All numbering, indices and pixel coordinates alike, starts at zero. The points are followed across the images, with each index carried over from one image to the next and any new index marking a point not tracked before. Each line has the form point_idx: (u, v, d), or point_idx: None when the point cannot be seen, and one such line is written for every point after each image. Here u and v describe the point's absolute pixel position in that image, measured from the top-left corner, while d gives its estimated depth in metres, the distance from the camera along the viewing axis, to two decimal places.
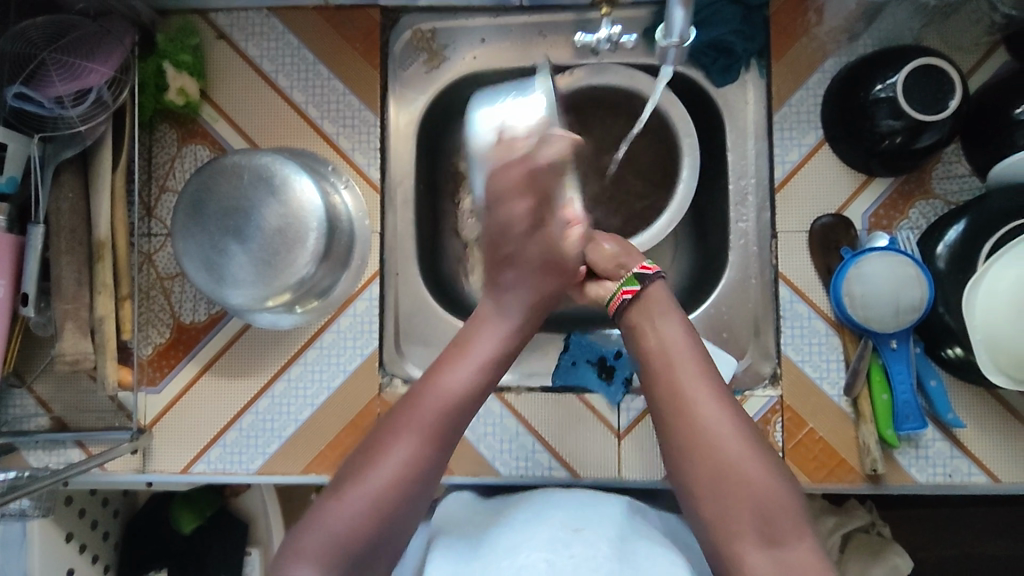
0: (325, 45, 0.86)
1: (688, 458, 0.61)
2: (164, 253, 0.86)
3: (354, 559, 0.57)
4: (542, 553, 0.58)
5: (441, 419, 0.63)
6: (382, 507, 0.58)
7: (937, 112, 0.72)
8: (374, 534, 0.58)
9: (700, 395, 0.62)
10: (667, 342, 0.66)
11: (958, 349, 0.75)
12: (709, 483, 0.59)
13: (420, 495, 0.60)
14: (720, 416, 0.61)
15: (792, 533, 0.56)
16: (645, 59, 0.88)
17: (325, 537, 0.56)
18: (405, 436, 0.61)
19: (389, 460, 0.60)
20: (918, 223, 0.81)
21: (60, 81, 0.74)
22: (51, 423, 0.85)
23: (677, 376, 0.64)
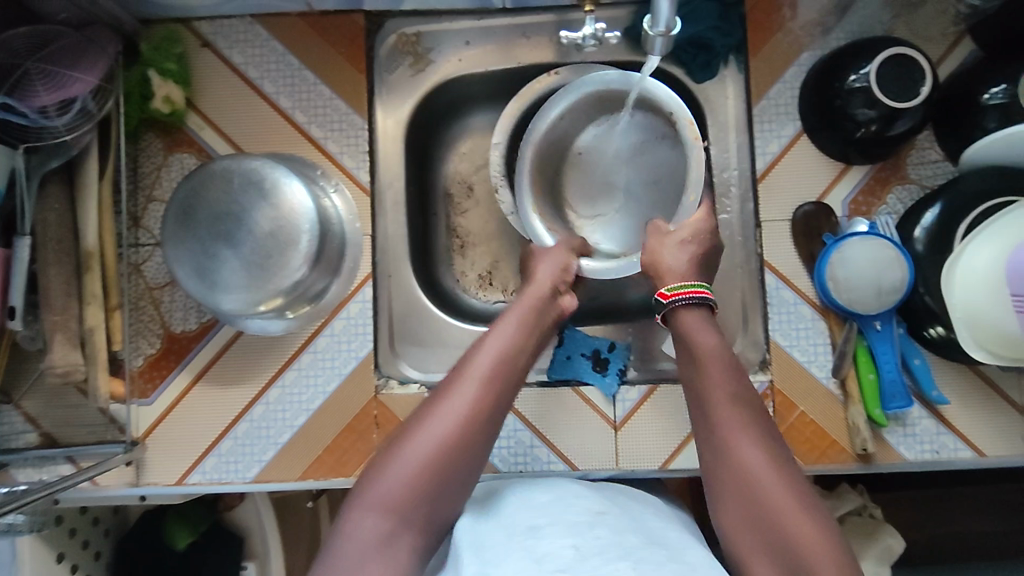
0: (311, 51, 0.87)
1: (723, 485, 0.61)
2: (153, 263, 0.85)
3: (406, 511, 0.60)
4: (569, 539, 0.59)
5: (491, 381, 0.66)
6: (434, 466, 0.61)
7: (909, 99, 0.75)
8: (425, 486, 0.60)
9: (735, 419, 0.63)
10: (704, 366, 0.67)
11: (940, 328, 0.77)
12: (746, 513, 0.59)
13: (472, 455, 0.63)
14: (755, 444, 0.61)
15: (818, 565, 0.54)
16: (625, 57, 0.90)
17: (380, 496, 0.60)
18: (457, 393, 0.64)
19: (441, 415, 0.63)
20: (896, 208, 0.83)
21: (44, 90, 0.73)
22: (40, 439, 0.83)
23: (711, 401, 0.65)
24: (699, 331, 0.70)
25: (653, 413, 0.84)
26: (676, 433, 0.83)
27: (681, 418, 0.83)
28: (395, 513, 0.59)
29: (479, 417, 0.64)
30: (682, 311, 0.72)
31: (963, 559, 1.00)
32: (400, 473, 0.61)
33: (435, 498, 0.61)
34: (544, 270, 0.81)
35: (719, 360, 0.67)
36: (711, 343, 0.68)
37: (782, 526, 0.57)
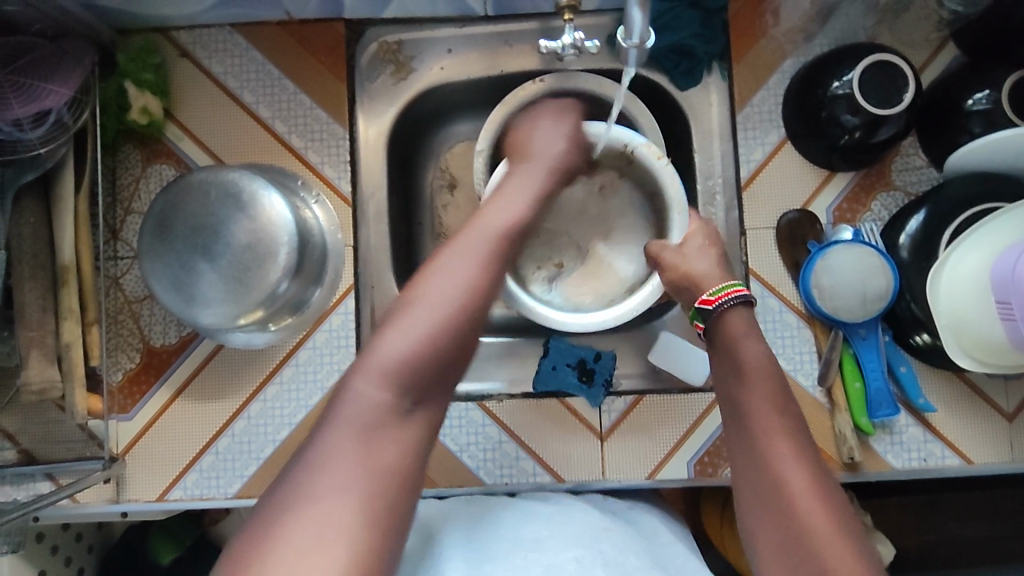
0: (291, 60, 0.86)
1: (766, 532, 0.57)
2: (132, 276, 0.84)
3: (418, 377, 0.56)
4: (573, 551, 0.62)
5: (496, 246, 0.63)
6: (444, 334, 0.57)
7: (892, 106, 0.75)
8: (434, 351, 0.56)
9: (787, 454, 0.59)
10: (754, 393, 0.63)
11: (926, 336, 0.77)
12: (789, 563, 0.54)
13: (479, 322, 0.59)
14: (808, 485, 0.57)
15: None
16: (608, 65, 0.90)
17: (388, 363, 0.55)
18: (462, 257, 0.60)
19: (447, 276, 0.59)
20: (880, 215, 0.83)
21: (17, 103, 0.72)
22: (19, 456, 0.81)
23: (755, 428, 0.62)
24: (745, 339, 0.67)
25: (641, 424, 0.83)
26: (665, 444, 0.82)
27: (668, 429, 0.83)
28: (407, 382, 0.55)
29: (484, 283, 0.60)
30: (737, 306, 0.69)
31: (953, 565, 0.99)
32: (410, 337, 0.56)
33: (445, 369, 0.57)
34: (543, 151, 0.79)
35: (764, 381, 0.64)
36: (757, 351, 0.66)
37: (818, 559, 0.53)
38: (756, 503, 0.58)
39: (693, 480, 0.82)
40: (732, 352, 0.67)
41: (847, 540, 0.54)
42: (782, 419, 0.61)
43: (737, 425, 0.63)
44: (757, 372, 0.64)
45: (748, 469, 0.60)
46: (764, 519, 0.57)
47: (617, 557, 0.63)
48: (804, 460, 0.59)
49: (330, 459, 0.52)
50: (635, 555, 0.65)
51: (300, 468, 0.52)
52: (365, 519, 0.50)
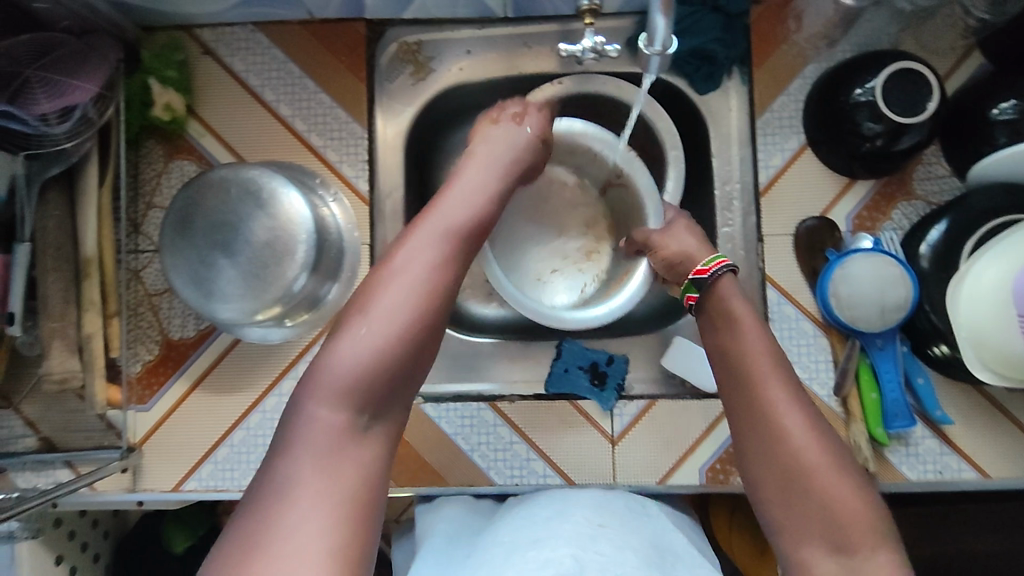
0: (311, 58, 0.87)
1: (764, 476, 0.60)
2: (152, 269, 0.86)
3: (374, 392, 0.55)
4: (569, 549, 0.60)
5: (450, 247, 0.61)
6: (395, 345, 0.56)
7: (916, 114, 0.74)
8: (390, 363, 0.55)
9: (818, 449, 0.58)
10: (774, 387, 0.62)
11: (945, 347, 0.76)
12: (793, 503, 0.58)
13: (434, 327, 0.58)
14: (846, 482, 0.57)
15: (852, 528, 0.55)
16: (628, 68, 0.90)
17: (338, 381, 0.54)
18: (412, 262, 0.59)
19: (396, 285, 0.57)
20: (901, 224, 0.82)
21: (44, 98, 0.73)
22: (40, 443, 0.83)
23: (750, 377, 0.63)
24: (739, 314, 0.67)
25: (653, 427, 0.83)
26: (677, 449, 0.82)
27: (681, 434, 0.82)
28: (361, 399, 0.54)
29: (437, 289, 0.58)
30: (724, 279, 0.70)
31: None
32: (363, 351, 0.55)
33: (400, 380, 0.56)
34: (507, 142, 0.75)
35: (778, 373, 0.63)
36: (746, 307, 0.67)
37: (825, 501, 0.56)
38: (782, 498, 0.58)
39: (704, 487, 0.82)
40: (733, 343, 0.65)
41: (867, 512, 0.56)
42: (790, 381, 0.62)
43: (748, 416, 0.62)
44: (754, 334, 0.65)
45: (769, 465, 0.59)
46: (794, 513, 0.58)
47: (616, 556, 0.61)
48: (803, 405, 0.61)
49: (297, 483, 0.51)
50: (634, 553, 0.62)
51: (263, 494, 0.51)
52: (331, 545, 0.49)
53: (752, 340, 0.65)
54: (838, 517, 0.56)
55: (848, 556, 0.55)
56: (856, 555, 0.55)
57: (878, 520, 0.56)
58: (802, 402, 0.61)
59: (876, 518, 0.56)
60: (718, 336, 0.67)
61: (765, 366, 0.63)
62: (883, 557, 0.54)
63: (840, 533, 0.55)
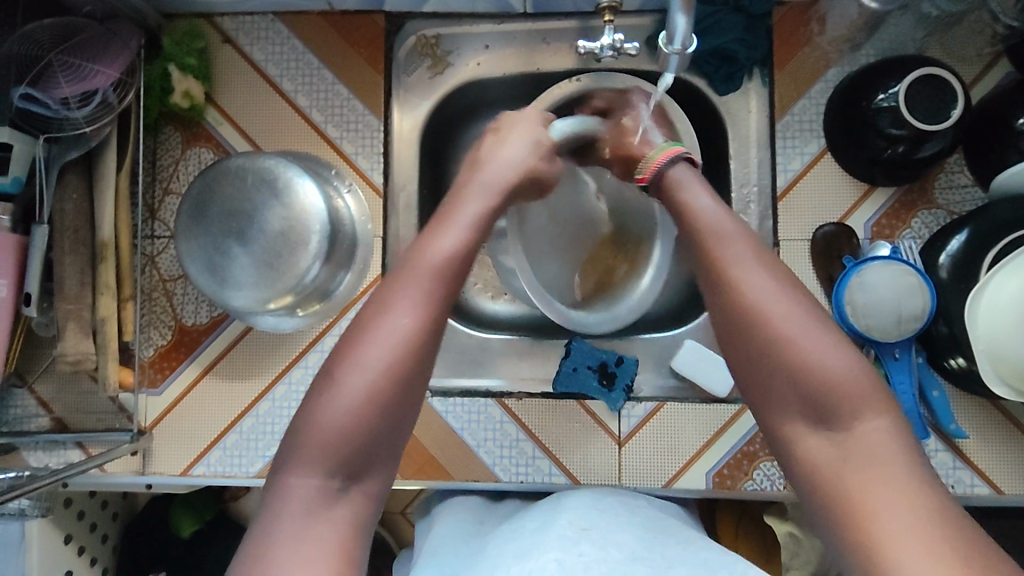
0: (329, 49, 0.87)
1: (745, 353, 0.57)
2: (167, 255, 0.86)
3: (355, 450, 0.53)
4: (553, 553, 0.59)
5: (436, 287, 0.58)
6: (373, 401, 0.53)
7: (940, 121, 0.72)
8: (373, 417, 0.53)
9: (792, 317, 0.55)
10: (743, 263, 0.59)
11: (961, 360, 0.74)
12: (777, 378, 0.55)
13: (415, 385, 0.55)
14: (826, 345, 0.54)
15: (841, 396, 0.52)
16: (647, 67, 0.89)
17: (319, 439, 0.53)
18: (397, 308, 0.56)
19: (377, 339, 0.55)
20: (920, 233, 0.81)
21: (66, 82, 0.74)
22: (53, 423, 0.84)
23: (718, 255, 0.60)
24: (696, 201, 0.66)
25: (660, 430, 0.82)
26: (683, 454, 0.82)
27: (688, 438, 0.82)
28: (335, 464, 0.53)
29: (423, 339, 0.55)
30: (664, 173, 0.70)
31: None
32: (343, 406, 0.53)
33: (384, 433, 0.54)
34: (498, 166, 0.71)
35: (745, 249, 0.60)
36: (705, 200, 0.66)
37: (808, 376, 0.53)
38: (764, 376, 0.55)
39: (711, 491, 0.81)
40: (700, 227, 0.63)
41: (853, 376, 0.53)
42: (764, 259, 0.59)
43: (719, 294, 0.59)
44: (715, 219, 0.63)
45: (746, 345, 0.57)
46: (777, 388, 0.55)
47: (599, 555, 0.59)
48: (777, 277, 0.58)
49: (272, 543, 0.49)
50: (616, 549, 0.61)
51: (245, 552, 0.50)
52: None
53: (717, 224, 0.63)
54: (823, 383, 0.53)
55: (840, 424, 0.52)
56: (848, 423, 0.52)
57: (867, 382, 0.53)
58: (771, 274, 0.58)
59: (864, 380, 0.53)
60: (688, 223, 0.65)
61: (732, 246, 0.60)
62: (877, 422, 0.51)
63: (827, 405, 0.52)
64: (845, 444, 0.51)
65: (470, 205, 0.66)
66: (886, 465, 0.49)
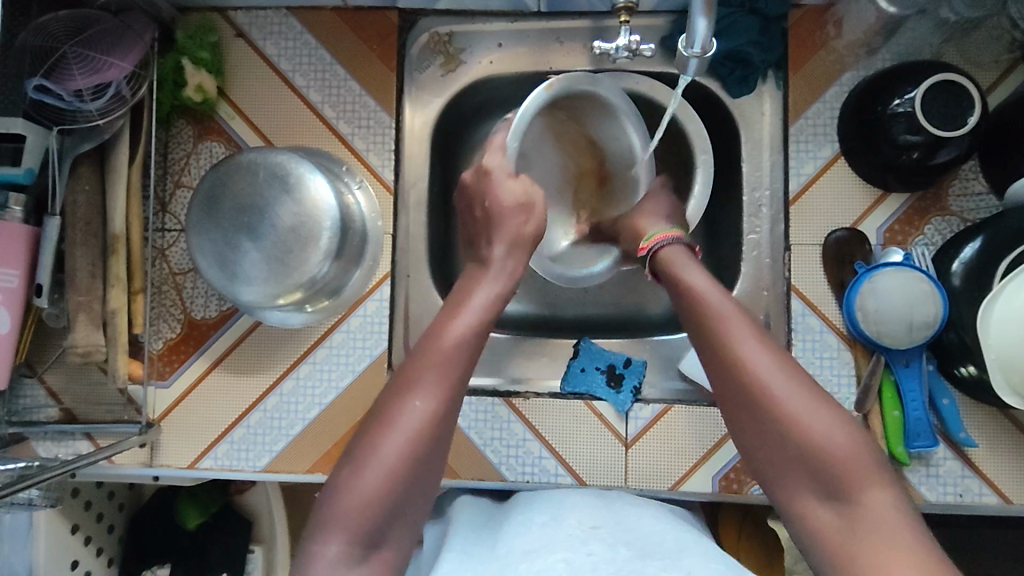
0: (342, 45, 0.87)
1: (751, 432, 0.57)
2: (177, 249, 0.86)
3: (377, 524, 0.55)
4: (562, 553, 0.60)
5: (456, 378, 0.60)
6: (397, 480, 0.56)
7: (956, 127, 0.72)
8: (397, 495, 0.56)
9: (797, 395, 0.56)
10: (747, 341, 0.59)
11: (972, 368, 0.74)
12: (786, 458, 0.55)
13: (433, 461, 0.58)
14: (834, 424, 0.54)
15: (850, 473, 0.53)
16: (661, 67, 0.89)
17: (344, 517, 0.55)
18: (421, 395, 0.58)
19: (402, 424, 0.57)
20: (933, 240, 0.80)
21: (80, 74, 0.74)
22: (62, 414, 0.85)
23: (722, 330, 0.60)
24: (697, 277, 0.66)
25: (667, 433, 0.82)
26: (690, 456, 0.81)
27: (696, 440, 0.82)
28: (356, 532, 0.55)
29: (442, 425, 0.58)
30: (660, 252, 0.73)
31: None
32: (367, 484, 0.55)
33: (402, 506, 0.56)
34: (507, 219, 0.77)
35: (749, 325, 0.60)
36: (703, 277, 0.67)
37: (816, 455, 0.54)
38: (770, 448, 0.56)
39: (717, 494, 0.81)
40: (704, 302, 0.63)
41: (861, 454, 0.54)
42: (768, 338, 0.59)
43: (723, 367, 0.59)
44: (717, 296, 0.63)
45: (753, 418, 0.57)
46: (784, 461, 0.55)
47: (607, 555, 0.60)
48: (783, 356, 0.58)
49: None
50: (627, 548, 0.61)
51: None
52: None
53: (720, 299, 0.63)
54: (827, 457, 0.53)
55: (845, 497, 0.53)
56: (852, 496, 0.52)
57: (870, 458, 0.54)
58: (774, 348, 0.59)
59: (868, 454, 0.54)
60: (691, 293, 0.65)
61: (735, 319, 0.61)
62: (880, 494, 0.52)
63: (836, 482, 0.53)
64: (854, 518, 0.52)
65: (482, 291, 0.69)
66: (892, 536, 0.50)
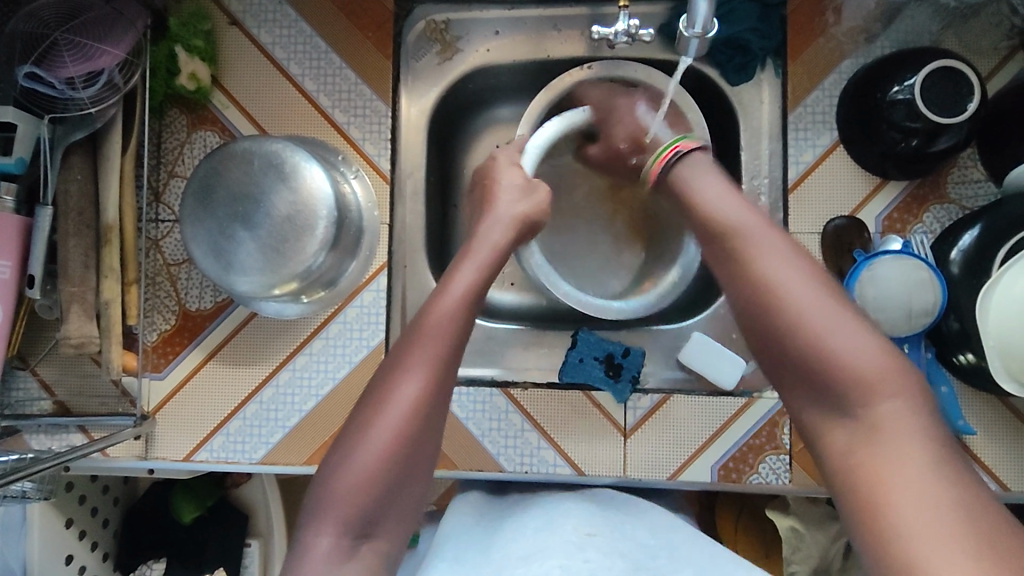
0: (337, 32, 0.86)
1: (763, 341, 0.58)
2: (172, 239, 0.85)
3: (371, 506, 0.55)
4: (558, 559, 0.60)
5: (444, 355, 0.60)
6: (389, 461, 0.56)
7: (955, 114, 0.71)
8: (390, 478, 0.56)
9: (808, 303, 0.55)
10: (763, 250, 0.60)
11: (970, 356, 0.74)
12: (797, 365, 0.55)
13: (427, 437, 0.59)
14: (847, 331, 0.54)
15: (859, 379, 0.52)
16: (660, 55, 0.88)
17: (338, 501, 0.55)
18: (411, 373, 0.59)
19: (394, 405, 0.57)
20: (932, 228, 0.80)
21: (71, 61, 0.73)
22: (55, 407, 0.84)
23: (737, 243, 0.61)
24: (713, 193, 0.67)
25: (666, 423, 0.82)
26: (689, 446, 0.81)
27: (695, 430, 0.81)
28: (354, 516, 0.55)
29: (432, 404, 0.59)
30: (676, 169, 0.73)
31: None
32: (358, 468, 0.56)
33: (397, 486, 0.57)
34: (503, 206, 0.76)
35: (764, 234, 0.61)
36: (720, 192, 0.67)
37: (825, 361, 0.53)
38: (783, 359, 0.56)
39: (715, 484, 0.81)
40: (721, 214, 0.64)
41: (873, 360, 0.52)
42: (782, 245, 0.60)
43: (738, 277, 0.60)
44: (731, 209, 0.64)
45: (764, 327, 0.57)
46: (796, 372, 0.55)
47: (604, 562, 0.61)
48: (798, 263, 0.59)
49: None
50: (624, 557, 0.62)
51: None
52: None
53: (741, 218, 0.63)
54: (839, 366, 0.52)
55: (857, 408, 0.52)
56: (864, 408, 0.51)
57: (884, 364, 0.52)
58: (796, 258, 0.59)
59: (888, 362, 0.52)
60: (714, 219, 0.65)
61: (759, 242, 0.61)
62: (893, 405, 0.51)
63: (845, 390, 0.52)
64: (864, 431, 0.51)
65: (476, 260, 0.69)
66: (902, 456, 0.48)
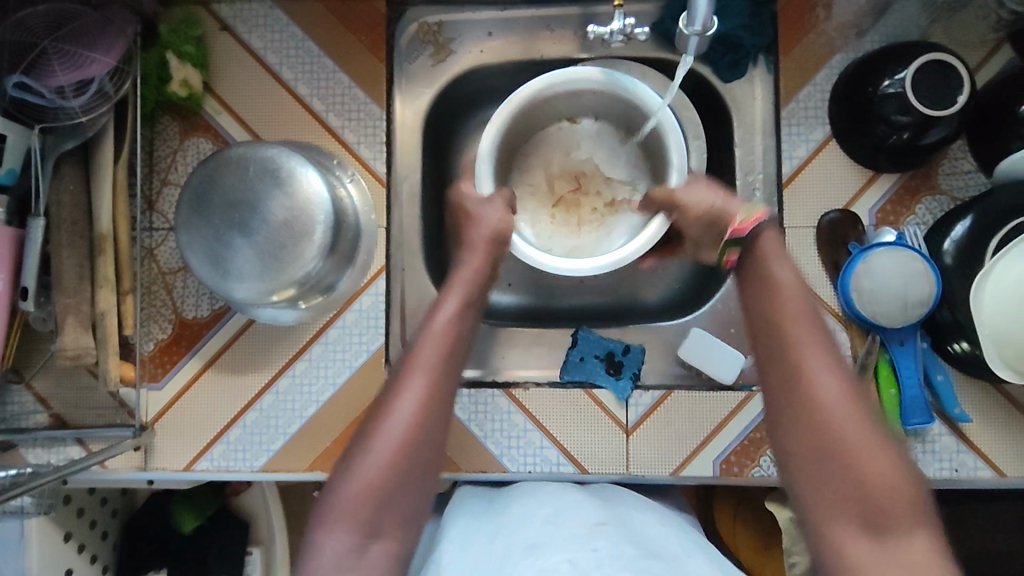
0: (330, 36, 0.86)
1: (802, 446, 0.60)
2: (166, 248, 0.85)
3: (374, 512, 0.56)
4: (565, 554, 0.60)
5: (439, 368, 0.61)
6: (389, 472, 0.57)
7: (946, 107, 0.72)
8: (390, 485, 0.57)
9: (855, 423, 0.59)
10: (817, 361, 0.62)
11: (965, 344, 0.75)
12: (834, 478, 0.58)
13: (429, 444, 0.59)
14: (886, 459, 0.58)
15: (891, 506, 0.56)
16: (653, 54, 0.89)
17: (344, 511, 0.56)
18: (409, 386, 0.60)
19: (392, 417, 0.59)
20: (924, 219, 0.81)
21: (61, 70, 0.72)
22: (51, 420, 0.83)
23: (792, 339, 0.64)
24: (771, 280, 0.68)
25: (667, 419, 0.82)
26: (691, 441, 0.82)
27: (697, 425, 0.82)
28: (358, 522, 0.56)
29: (433, 416, 0.59)
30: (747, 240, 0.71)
31: None
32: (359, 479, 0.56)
33: (399, 492, 0.57)
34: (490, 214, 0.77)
35: (819, 339, 0.64)
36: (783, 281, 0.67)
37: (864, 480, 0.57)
38: (818, 468, 0.59)
39: (717, 478, 0.81)
40: (775, 309, 0.66)
41: (903, 490, 0.57)
42: (832, 355, 0.63)
43: (789, 381, 0.62)
44: (789, 301, 0.66)
45: (807, 434, 0.60)
46: (828, 485, 0.58)
47: (612, 552, 0.62)
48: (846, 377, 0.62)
49: None
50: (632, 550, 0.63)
51: None
52: None
53: (793, 312, 0.65)
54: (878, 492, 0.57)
55: (885, 533, 0.56)
56: (892, 534, 0.56)
57: (912, 496, 0.57)
58: (842, 374, 0.62)
59: (912, 497, 0.57)
60: (761, 296, 0.67)
61: (802, 330, 0.64)
62: (918, 538, 0.56)
63: (879, 513, 0.56)
64: (888, 552, 0.55)
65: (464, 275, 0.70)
66: None
